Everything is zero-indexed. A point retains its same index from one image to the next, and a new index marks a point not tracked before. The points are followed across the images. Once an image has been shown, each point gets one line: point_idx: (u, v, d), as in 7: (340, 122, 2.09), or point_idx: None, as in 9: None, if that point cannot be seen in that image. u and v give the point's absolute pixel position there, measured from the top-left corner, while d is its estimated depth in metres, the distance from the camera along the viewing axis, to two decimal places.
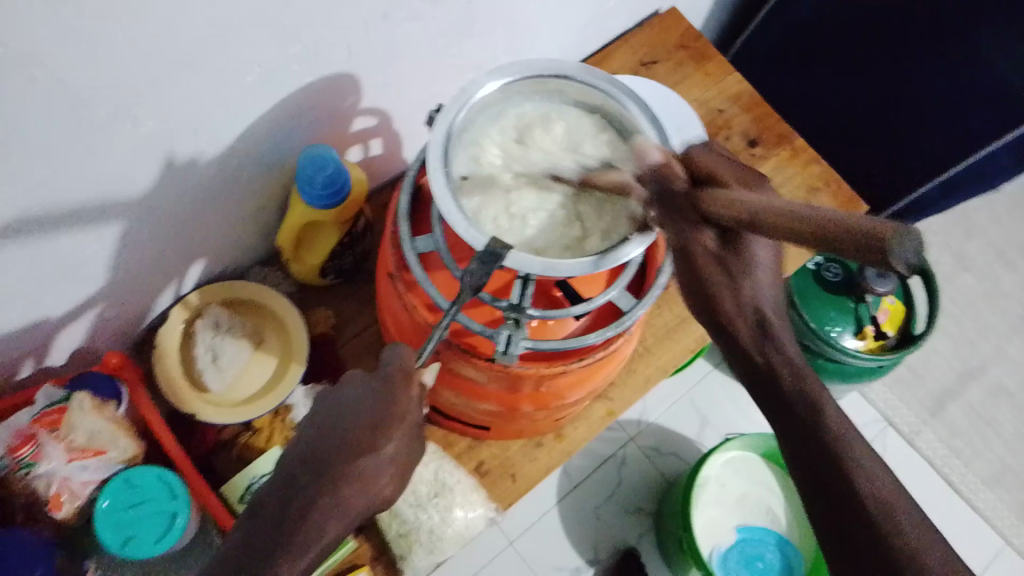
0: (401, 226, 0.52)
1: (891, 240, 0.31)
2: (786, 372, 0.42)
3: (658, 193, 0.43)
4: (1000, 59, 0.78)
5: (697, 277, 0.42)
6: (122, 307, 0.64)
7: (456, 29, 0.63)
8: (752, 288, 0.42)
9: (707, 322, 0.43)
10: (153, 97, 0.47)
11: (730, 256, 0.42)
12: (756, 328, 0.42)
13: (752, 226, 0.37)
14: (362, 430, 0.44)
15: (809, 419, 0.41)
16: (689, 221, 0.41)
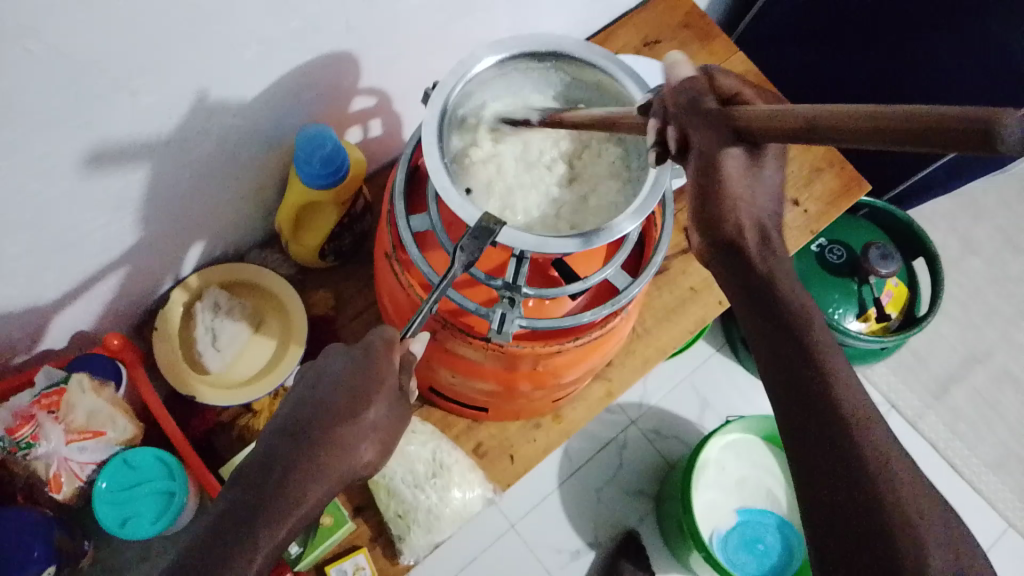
0: (396, 204, 0.52)
1: (1005, 113, 0.26)
2: (789, 301, 0.40)
3: (682, 99, 0.40)
4: (1006, 35, 0.77)
5: (714, 192, 0.40)
6: (121, 288, 0.64)
7: (455, 8, 0.63)
8: (757, 192, 0.41)
9: (711, 237, 0.42)
10: (147, 74, 0.47)
11: (752, 169, 0.40)
12: (757, 235, 0.41)
13: (809, 133, 0.32)
14: (344, 395, 0.44)
15: (808, 351, 0.39)
16: (716, 129, 0.37)
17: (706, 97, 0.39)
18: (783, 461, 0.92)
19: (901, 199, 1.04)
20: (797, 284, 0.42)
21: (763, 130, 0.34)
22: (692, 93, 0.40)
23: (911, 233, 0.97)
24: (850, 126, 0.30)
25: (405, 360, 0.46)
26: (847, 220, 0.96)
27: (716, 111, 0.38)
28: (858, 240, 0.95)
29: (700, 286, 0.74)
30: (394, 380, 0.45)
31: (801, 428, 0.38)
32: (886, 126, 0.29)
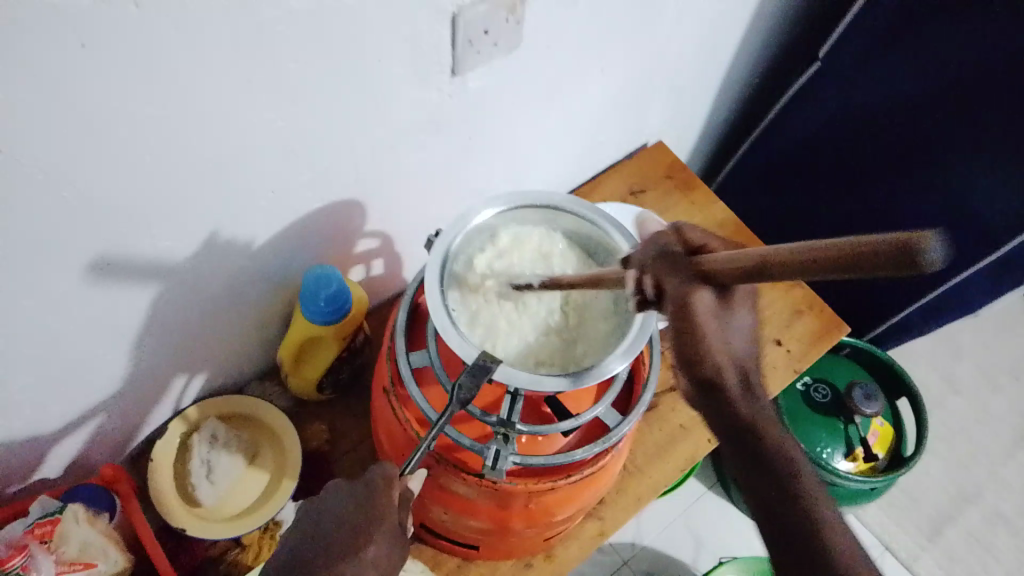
0: (396, 341, 0.54)
1: (927, 235, 0.27)
2: (768, 436, 0.41)
3: (656, 252, 0.42)
4: (966, 188, 0.82)
5: (689, 336, 0.39)
6: (121, 419, 0.65)
7: (456, 159, 0.68)
8: (733, 338, 0.41)
9: (690, 377, 0.42)
10: (170, 215, 0.50)
11: (723, 313, 0.40)
12: (737, 380, 0.42)
13: (761, 274, 0.34)
14: (343, 531, 0.45)
15: (780, 467, 0.40)
16: (675, 280, 0.39)
17: (675, 248, 0.41)
18: None
19: (881, 339, 1.07)
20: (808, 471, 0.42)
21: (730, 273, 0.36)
22: (671, 252, 0.41)
23: (893, 373, 1.00)
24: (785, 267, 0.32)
25: (404, 495, 0.46)
26: (829, 361, 0.99)
27: (686, 262, 0.40)
28: (841, 378, 0.97)
29: (689, 423, 0.76)
30: (395, 517, 0.45)
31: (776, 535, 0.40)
32: (817, 268, 0.30)
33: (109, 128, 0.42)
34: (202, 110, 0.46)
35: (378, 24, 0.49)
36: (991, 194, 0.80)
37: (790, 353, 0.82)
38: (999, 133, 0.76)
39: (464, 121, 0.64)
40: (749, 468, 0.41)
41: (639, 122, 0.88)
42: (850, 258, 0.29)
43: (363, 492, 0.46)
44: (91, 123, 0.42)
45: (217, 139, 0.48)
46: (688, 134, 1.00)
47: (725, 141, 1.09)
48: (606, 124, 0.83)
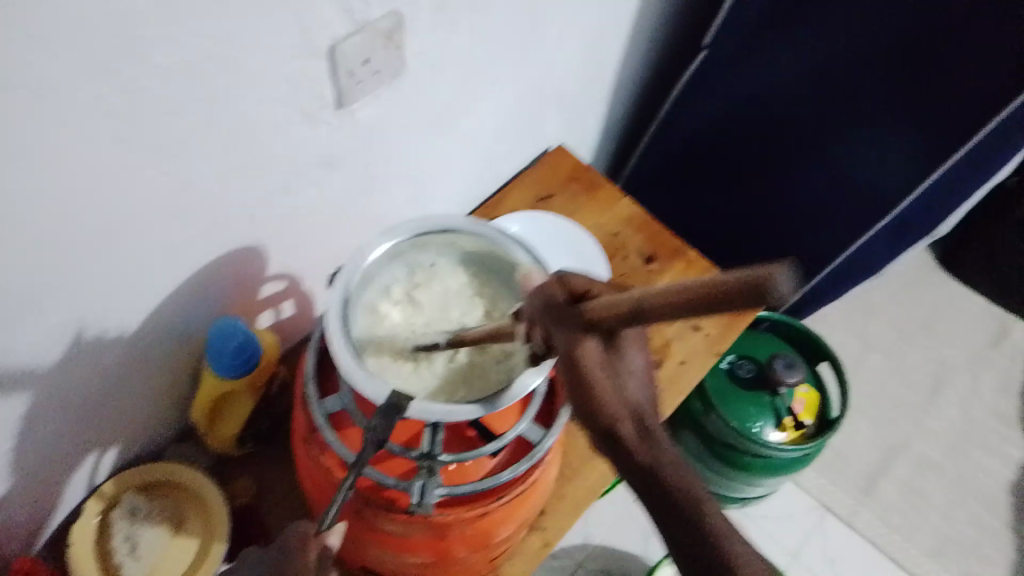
0: (308, 388, 0.53)
1: (775, 270, 0.27)
2: (683, 497, 0.34)
3: (542, 302, 0.39)
4: (854, 156, 0.86)
5: (584, 390, 0.36)
6: (31, 503, 0.62)
7: (353, 192, 0.67)
8: (628, 390, 0.38)
9: (593, 432, 0.37)
10: (53, 291, 0.48)
11: (610, 361, 0.38)
12: (637, 429, 0.37)
13: (638, 317, 0.33)
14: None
15: (692, 520, 0.34)
16: (559, 330, 0.37)
17: (559, 294, 0.39)
18: None
19: (796, 309, 1.11)
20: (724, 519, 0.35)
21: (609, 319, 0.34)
22: (556, 296, 0.39)
23: (810, 341, 1.03)
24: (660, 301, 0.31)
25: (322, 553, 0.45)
26: (750, 338, 1.02)
27: (571, 308, 0.38)
28: (762, 353, 1.00)
29: None
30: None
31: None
32: (687, 307, 0.30)
33: None
34: (72, 178, 0.43)
35: (252, 68, 0.48)
36: (877, 160, 0.84)
37: (709, 336, 0.84)
38: (879, 99, 0.80)
39: (357, 154, 0.63)
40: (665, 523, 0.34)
41: (536, 130, 0.88)
42: (710, 297, 0.29)
43: (279, 553, 0.46)
44: None
45: (94, 205, 0.46)
46: (587, 134, 1.01)
47: (625, 137, 1.11)
48: (504, 137, 0.83)
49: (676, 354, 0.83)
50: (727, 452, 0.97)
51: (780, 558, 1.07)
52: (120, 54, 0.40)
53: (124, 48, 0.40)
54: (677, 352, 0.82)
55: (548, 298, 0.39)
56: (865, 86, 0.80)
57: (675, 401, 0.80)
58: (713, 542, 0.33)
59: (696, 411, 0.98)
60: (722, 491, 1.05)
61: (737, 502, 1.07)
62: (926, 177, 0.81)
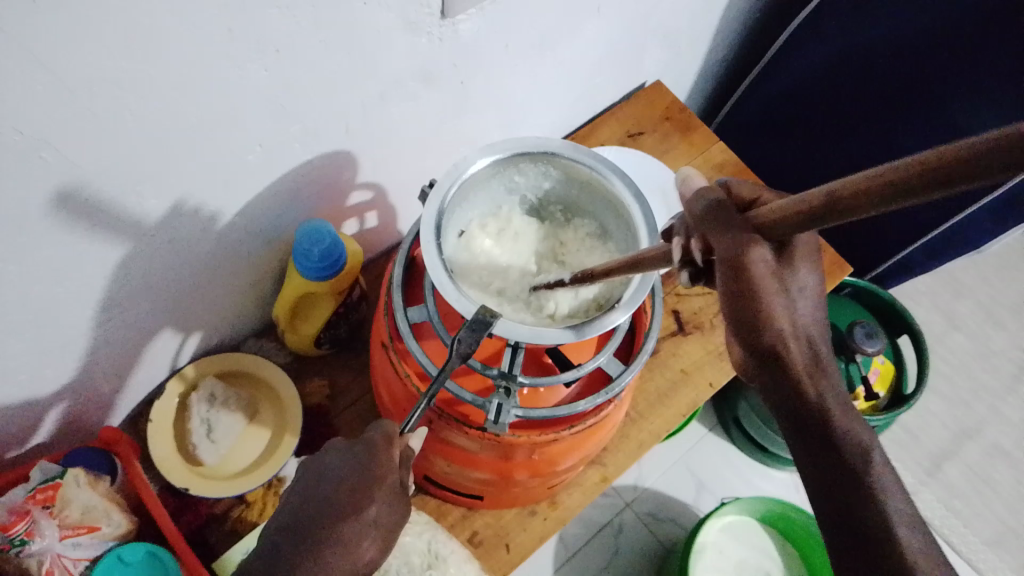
0: (393, 297, 0.52)
1: (1014, 124, 0.22)
2: (836, 413, 0.37)
3: (705, 206, 0.38)
4: (972, 122, 0.80)
5: (747, 300, 0.36)
6: (117, 381, 0.64)
7: (449, 107, 0.66)
8: (797, 309, 0.38)
9: (751, 351, 0.38)
10: (155, 176, 0.49)
11: (782, 274, 0.36)
12: (805, 354, 0.38)
13: (829, 212, 0.29)
14: (345, 492, 0.44)
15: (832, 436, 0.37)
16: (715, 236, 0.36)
17: (727, 202, 0.38)
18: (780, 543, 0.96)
19: (883, 278, 1.06)
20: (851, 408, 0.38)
21: (784, 225, 0.32)
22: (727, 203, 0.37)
23: (895, 312, 0.99)
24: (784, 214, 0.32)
25: (405, 455, 0.46)
26: (833, 302, 0.98)
27: (738, 213, 0.37)
28: (843, 319, 0.97)
29: (690, 368, 0.76)
30: (396, 478, 0.45)
31: (835, 516, 0.37)
32: (913, 184, 0.25)
33: (84, 86, 0.40)
34: (181, 67, 0.43)
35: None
36: (999, 128, 0.78)
37: None
38: (1009, 65, 0.74)
39: (456, 69, 0.62)
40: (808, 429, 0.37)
41: (636, 63, 0.85)
42: (901, 177, 0.25)
43: (362, 451, 0.45)
44: (66, 82, 0.40)
45: (200, 96, 0.46)
46: (685, 74, 0.97)
47: (724, 79, 1.06)
48: (603, 66, 0.80)
49: None
50: None
51: None
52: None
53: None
54: None
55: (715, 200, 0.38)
56: (995, 50, 0.75)
57: None
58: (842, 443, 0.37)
59: None
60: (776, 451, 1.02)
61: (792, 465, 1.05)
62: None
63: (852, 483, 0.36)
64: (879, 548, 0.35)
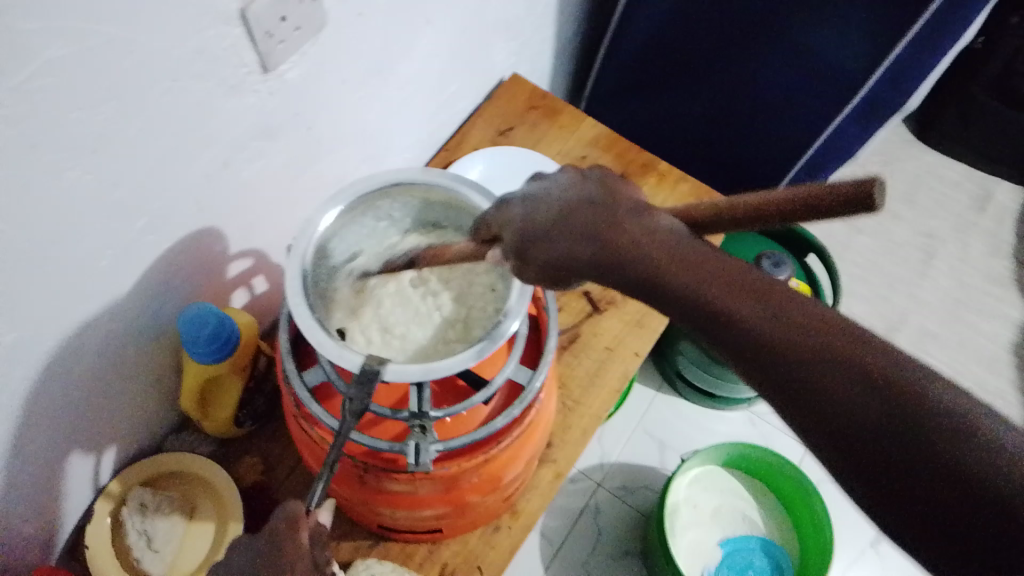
0: (286, 365, 0.51)
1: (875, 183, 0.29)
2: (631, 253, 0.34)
3: (511, 228, 0.41)
4: (814, 42, 0.84)
5: (557, 230, 0.37)
6: (39, 518, 0.61)
7: (304, 156, 0.64)
8: (544, 197, 0.40)
9: (584, 207, 0.37)
10: (6, 311, 0.46)
11: (576, 203, 0.37)
12: (583, 215, 0.36)
13: (560, 265, 0.37)
14: None
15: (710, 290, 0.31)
16: (556, 242, 0.37)
17: (520, 218, 0.40)
18: (747, 479, 0.98)
19: None
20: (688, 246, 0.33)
21: (533, 243, 0.39)
22: (569, 207, 0.38)
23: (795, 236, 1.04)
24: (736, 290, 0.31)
25: (315, 533, 0.44)
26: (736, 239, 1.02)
27: (517, 248, 0.40)
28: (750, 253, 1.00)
29: (614, 343, 0.78)
30: (310, 558, 0.44)
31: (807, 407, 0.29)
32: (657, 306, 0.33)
33: None
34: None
35: (157, 45, 0.44)
36: (840, 44, 0.82)
37: None
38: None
39: (295, 119, 0.60)
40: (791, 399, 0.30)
41: (486, 64, 0.85)
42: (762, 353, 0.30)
43: (269, 543, 0.44)
44: None
45: (22, 221, 0.43)
46: (541, 58, 0.97)
47: (583, 50, 1.07)
48: (455, 73, 0.80)
49: None
50: None
51: (796, 452, 1.09)
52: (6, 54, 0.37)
53: (13, 51, 0.37)
54: None
55: (572, 223, 0.37)
56: None
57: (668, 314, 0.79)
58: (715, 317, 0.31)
59: None
60: (724, 394, 1.04)
61: (741, 403, 1.07)
62: (878, 66, 0.81)
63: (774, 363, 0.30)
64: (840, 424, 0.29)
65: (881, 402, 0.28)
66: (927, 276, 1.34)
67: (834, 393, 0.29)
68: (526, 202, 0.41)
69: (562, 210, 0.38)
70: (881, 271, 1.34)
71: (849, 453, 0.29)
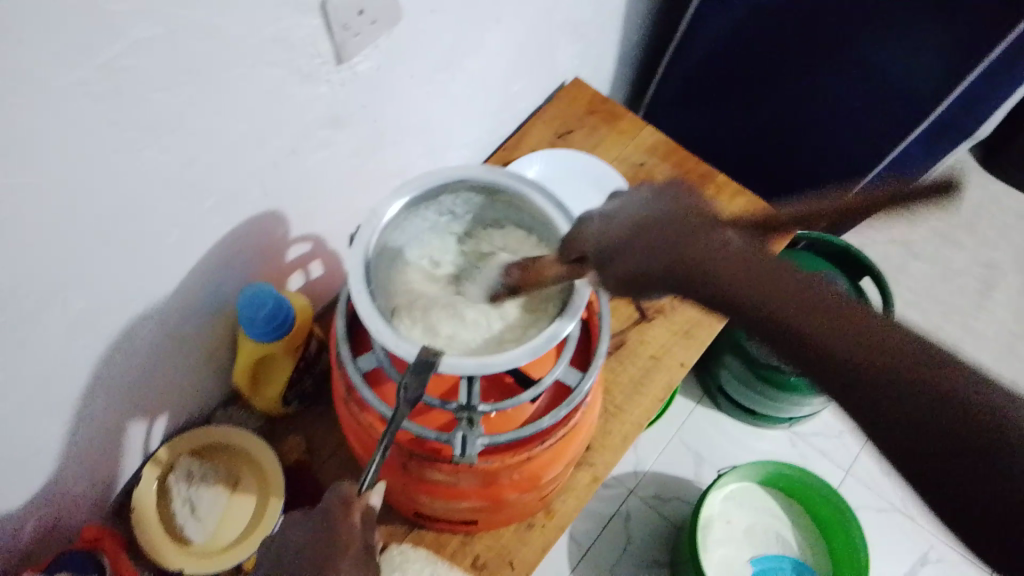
0: (341, 349, 0.52)
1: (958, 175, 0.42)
2: (716, 269, 0.35)
3: (595, 245, 0.43)
4: (885, 62, 0.82)
5: (633, 248, 0.39)
6: (91, 478, 0.63)
7: (369, 146, 0.65)
8: (627, 218, 0.42)
9: (664, 227, 0.38)
10: (79, 278, 0.48)
11: (648, 225, 0.39)
12: (660, 236, 0.38)
13: (636, 277, 0.39)
14: (310, 566, 0.44)
15: (791, 311, 0.32)
16: (633, 254, 0.39)
17: (605, 233, 0.43)
18: (782, 499, 0.97)
19: None
20: (771, 270, 0.34)
21: (617, 257, 0.41)
22: (648, 225, 0.39)
23: (851, 256, 1.02)
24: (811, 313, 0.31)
25: (367, 514, 0.46)
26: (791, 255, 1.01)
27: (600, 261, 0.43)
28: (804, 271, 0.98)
29: (660, 352, 0.78)
30: (360, 540, 0.45)
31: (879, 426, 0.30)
32: (742, 324, 0.33)
33: None
34: (78, 166, 0.42)
35: (239, 31, 0.46)
36: (912, 66, 0.81)
37: None
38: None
39: (363, 109, 0.61)
40: (878, 421, 0.30)
41: (551, 65, 0.85)
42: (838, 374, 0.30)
43: (319, 523, 0.46)
44: None
45: (98, 194, 0.45)
46: (605, 62, 0.97)
47: (647, 57, 1.07)
48: (520, 72, 0.80)
49: None
50: (771, 375, 0.95)
51: (835, 476, 1.07)
52: (99, 31, 0.38)
53: (106, 29, 0.39)
54: None
55: (647, 241, 0.39)
56: None
57: (716, 327, 0.79)
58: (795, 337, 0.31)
59: (738, 334, 0.96)
60: (766, 411, 1.03)
61: (783, 421, 1.06)
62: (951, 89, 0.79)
63: (839, 379, 0.30)
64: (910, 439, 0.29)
65: (972, 434, 0.28)
66: (984, 307, 1.31)
67: (925, 425, 0.29)
68: (609, 221, 0.44)
69: (642, 226, 0.40)
70: (936, 299, 1.31)
71: (916, 457, 0.29)
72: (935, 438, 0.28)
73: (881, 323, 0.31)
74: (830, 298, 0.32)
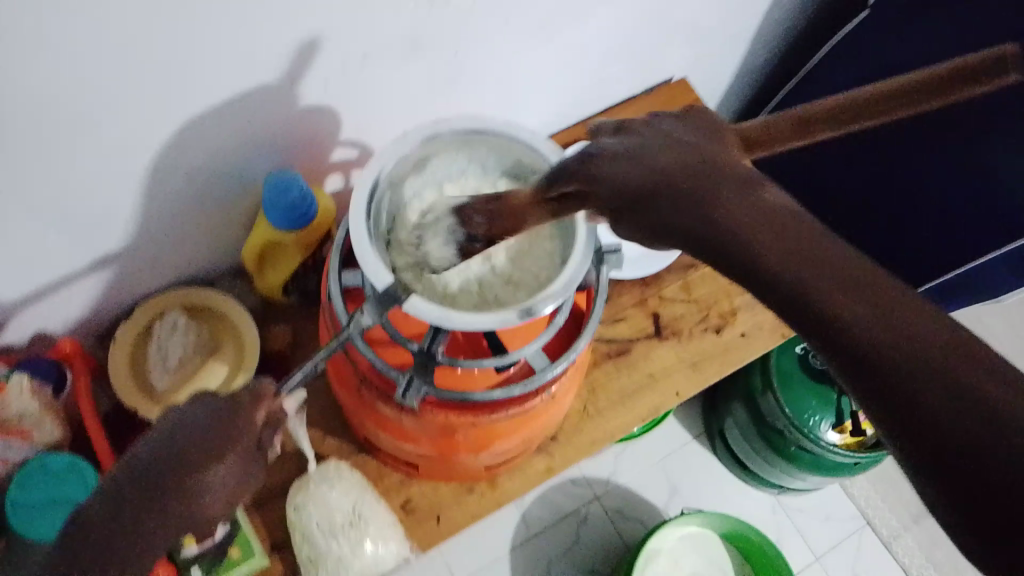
0: (331, 258, 0.53)
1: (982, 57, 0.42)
2: (731, 227, 0.33)
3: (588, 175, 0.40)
4: None
5: (647, 187, 0.37)
6: (86, 300, 0.66)
7: (440, 77, 0.64)
8: (629, 159, 0.39)
9: (687, 171, 0.36)
10: (111, 109, 0.49)
11: (671, 163, 0.37)
12: (678, 181, 0.36)
13: (648, 219, 0.36)
14: (201, 443, 0.45)
15: (805, 274, 0.30)
16: (642, 189, 0.37)
17: (603, 166, 0.40)
18: (736, 558, 0.94)
19: None
20: (788, 227, 0.32)
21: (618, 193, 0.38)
22: (663, 166, 0.37)
23: None
24: (829, 278, 0.30)
25: (272, 416, 0.47)
26: None
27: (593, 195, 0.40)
28: None
29: (659, 374, 0.75)
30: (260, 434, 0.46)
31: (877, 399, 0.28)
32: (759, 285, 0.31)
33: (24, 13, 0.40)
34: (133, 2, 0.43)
35: None
36: None
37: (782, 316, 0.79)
38: None
39: (443, 38, 0.60)
40: (879, 394, 0.28)
41: (659, 57, 0.82)
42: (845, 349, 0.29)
43: (228, 407, 0.46)
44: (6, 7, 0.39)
45: (150, 39, 0.45)
46: (719, 73, 0.93)
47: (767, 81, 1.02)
48: (622, 55, 0.77)
49: (741, 324, 0.78)
50: (774, 438, 0.92)
51: (803, 558, 1.03)
52: None
53: None
54: (742, 322, 0.78)
55: (660, 179, 0.36)
56: None
57: (726, 369, 0.76)
58: (809, 303, 0.30)
59: (755, 386, 0.93)
60: (759, 472, 1.00)
61: (771, 487, 1.03)
62: None
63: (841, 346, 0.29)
64: (899, 411, 0.27)
65: (973, 419, 0.26)
66: None
67: (927, 403, 0.27)
68: (615, 157, 0.39)
69: (660, 162, 0.37)
70: None
71: (932, 451, 0.26)
72: (938, 423, 0.26)
73: (901, 300, 0.29)
74: (842, 263, 0.30)
